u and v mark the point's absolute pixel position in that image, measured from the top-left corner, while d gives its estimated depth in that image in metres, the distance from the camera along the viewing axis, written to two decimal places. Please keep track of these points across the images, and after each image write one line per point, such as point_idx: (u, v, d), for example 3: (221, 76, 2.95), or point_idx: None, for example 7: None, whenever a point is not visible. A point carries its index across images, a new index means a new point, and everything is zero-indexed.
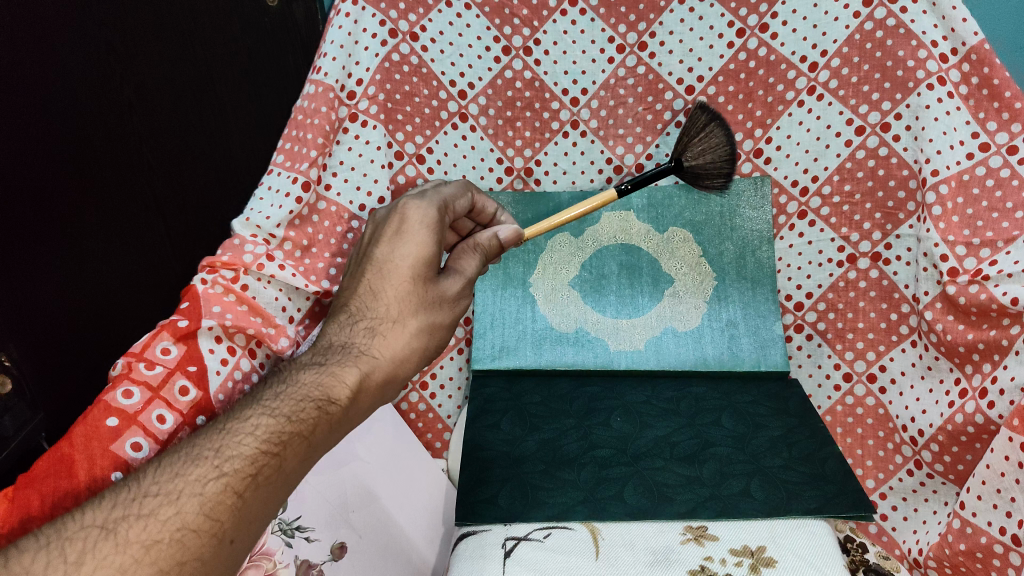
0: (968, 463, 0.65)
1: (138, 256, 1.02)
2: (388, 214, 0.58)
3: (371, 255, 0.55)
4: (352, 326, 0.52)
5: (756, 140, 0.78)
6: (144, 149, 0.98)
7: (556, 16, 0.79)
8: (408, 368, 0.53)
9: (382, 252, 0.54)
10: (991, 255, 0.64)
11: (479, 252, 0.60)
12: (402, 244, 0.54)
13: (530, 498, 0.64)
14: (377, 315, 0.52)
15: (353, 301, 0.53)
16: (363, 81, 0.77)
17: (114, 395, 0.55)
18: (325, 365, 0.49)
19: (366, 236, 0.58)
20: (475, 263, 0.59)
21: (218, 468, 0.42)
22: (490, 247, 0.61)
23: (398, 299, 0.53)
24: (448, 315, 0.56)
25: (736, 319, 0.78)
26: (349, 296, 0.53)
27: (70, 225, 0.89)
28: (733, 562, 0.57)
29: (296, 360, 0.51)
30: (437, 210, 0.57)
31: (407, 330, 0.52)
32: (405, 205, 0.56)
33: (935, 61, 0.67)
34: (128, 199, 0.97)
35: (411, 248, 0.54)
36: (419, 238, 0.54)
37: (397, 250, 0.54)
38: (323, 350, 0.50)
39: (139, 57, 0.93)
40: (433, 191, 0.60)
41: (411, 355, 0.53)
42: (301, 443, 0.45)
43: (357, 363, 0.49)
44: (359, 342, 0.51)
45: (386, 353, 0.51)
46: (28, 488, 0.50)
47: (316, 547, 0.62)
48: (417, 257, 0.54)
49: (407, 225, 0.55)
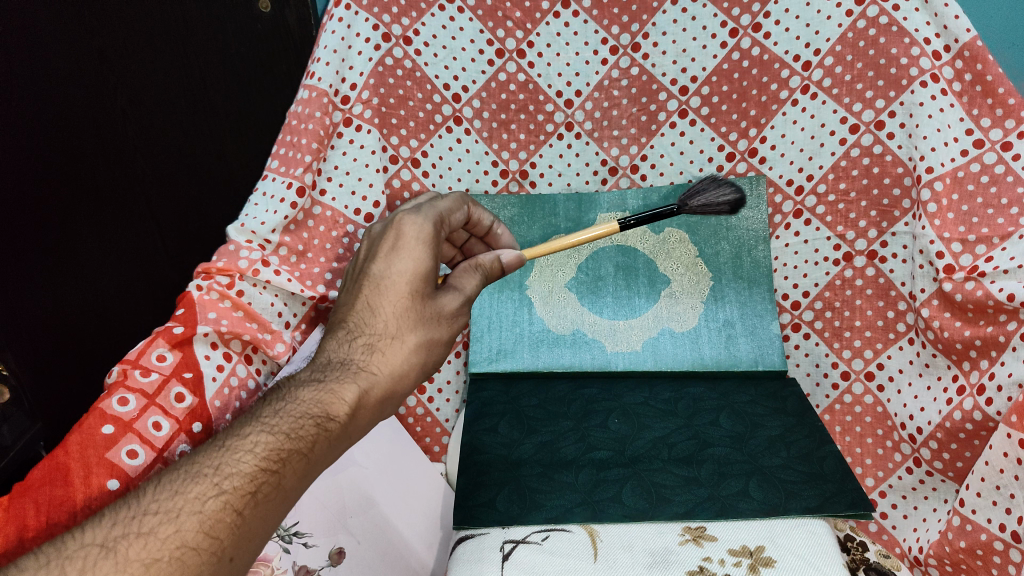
0: (967, 460, 0.65)
1: (133, 263, 1.02)
2: (385, 228, 0.57)
3: (368, 271, 0.55)
4: (349, 342, 0.51)
5: (750, 140, 0.78)
6: (138, 158, 0.96)
7: (549, 19, 0.79)
8: (408, 383, 0.53)
9: (379, 268, 0.54)
10: (987, 251, 0.64)
11: (478, 267, 0.60)
12: (398, 259, 0.54)
13: (528, 501, 0.64)
14: (375, 331, 0.51)
15: (351, 316, 0.53)
16: (357, 86, 0.76)
17: (109, 402, 0.54)
18: (324, 382, 0.48)
19: (363, 252, 0.58)
20: (472, 277, 0.59)
21: (219, 486, 0.41)
22: (491, 269, 0.60)
23: (394, 315, 0.52)
24: (443, 329, 0.55)
25: (734, 319, 0.78)
26: (347, 312, 0.53)
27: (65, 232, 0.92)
28: (732, 562, 0.56)
29: (295, 375, 0.50)
30: (432, 224, 0.57)
31: (404, 345, 0.52)
32: (400, 222, 0.56)
33: (928, 58, 0.67)
34: (123, 208, 0.97)
35: (408, 264, 0.54)
36: (416, 253, 0.54)
37: (393, 266, 0.54)
38: (322, 366, 0.50)
39: (131, 67, 0.90)
40: (429, 204, 0.59)
41: (410, 369, 0.52)
42: (300, 460, 0.45)
43: (354, 379, 0.49)
44: (355, 358, 0.50)
45: (383, 369, 0.51)
46: (24, 497, 0.49)
47: (314, 552, 0.62)
48: (414, 272, 0.53)
49: (403, 240, 0.55)
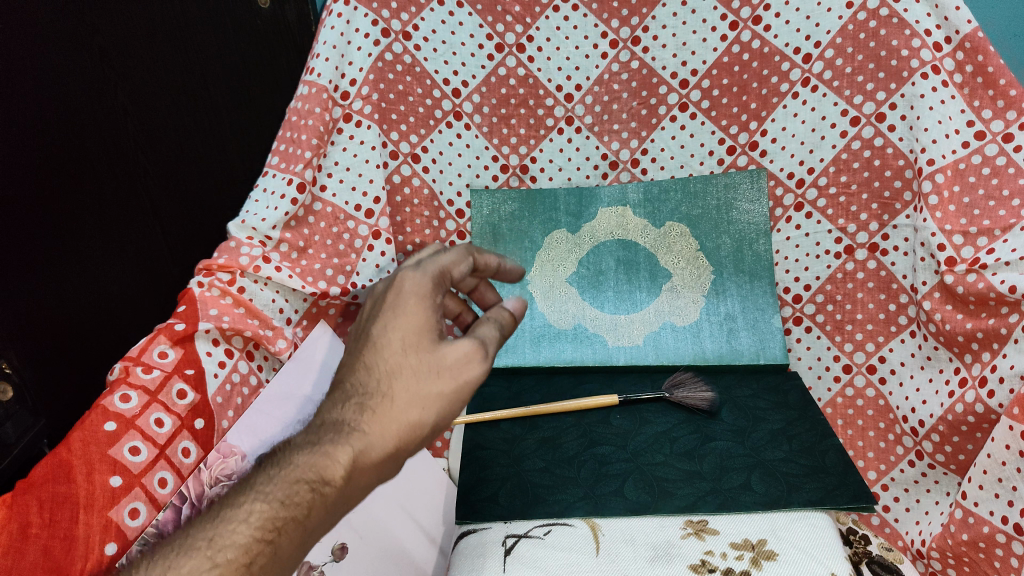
0: (969, 453, 0.64)
1: (137, 261, 0.89)
2: (383, 286, 0.49)
3: (365, 328, 0.47)
4: (342, 404, 0.45)
5: (750, 133, 0.78)
6: (141, 156, 0.86)
7: (549, 13, 0.80)
8: (413, 443, 0.45)
9: (376, 326, 0.46)
10: (988, 243, 0.64)
11: (494, 322, 0.49)
12: (394, 316, 0.46)
13: (531, 496, 0.64)
14: (371, 388, 0.44)
15: (348, 374, 0.46)
16: (356, 82, 0.77)
17: (111, 399, 0.54)
18: (319, 445, 0.42)
19: (362, 310, 0.49)
20: (489, 330, 0.48)
21: (211, 560, 0.38)
22: (504, 321, 0.50)
23: (391, 372, 0.45)
24: (455, 383, 0.45)
25: (735, 312, 0.79)
26: (345, 367, 0.46)
27: (65, 227, 0.77)
28: (734, 555, 0.55)
29: (291, 440, 0.45)
30: (433, 278, 0.48)
31: (403, 404, 0.44)
32: (396, 278, 0.48)
33: (929, 50, 0.67)
34: (125, 204, 0.85)
35: (405, 319, 0.46)
36: (413, 309, 0.46)
37: (389, 323, 0.46)
38: (316, 428, 0.44)
39: (132, 66, 0.82)
40: (430, 258, 0.50)
41: (412, 429, 0.44)
42: (297, 527, 0.41)
43: (349, 442, 0.42)
44: (350, 419, 0.43)
45: (378, 431, 0.43)
46: (27, 494, 0.48)
47: (316, 547, 0.60)
48: (413, 327, 0.46)
49: (400, 296, 0.47)
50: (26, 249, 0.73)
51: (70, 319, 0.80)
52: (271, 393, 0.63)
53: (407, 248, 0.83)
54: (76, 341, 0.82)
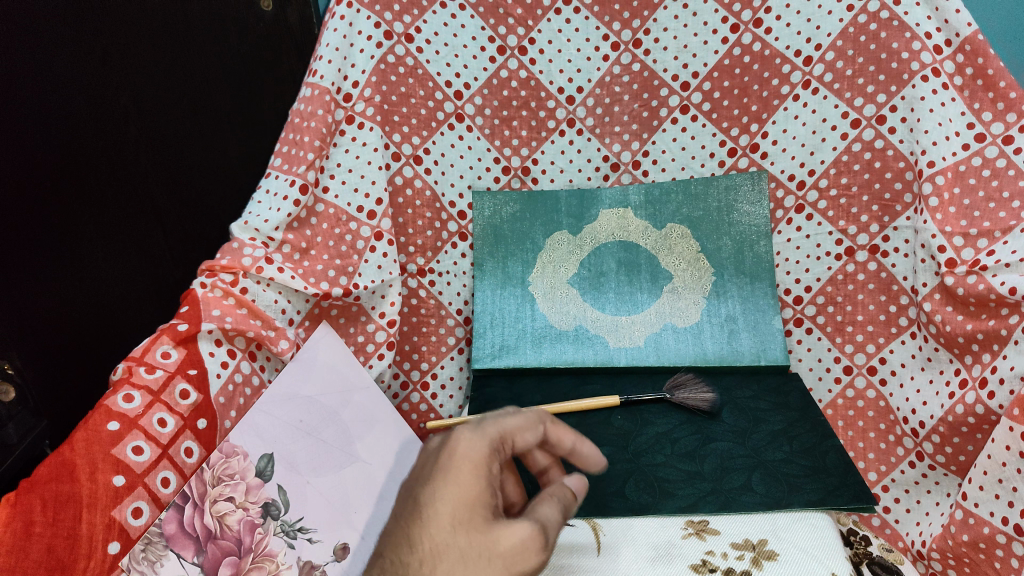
0: (970, 454, 0.64)
1: (138, 262, 0.89)
2: (438, 446, 0.46)
3: (411, 497, 0.43)
4: None
5: (751, 136, 0.79)
6: (142, 157, 0.86)
7: (550, 15, 0.80)
8: None
9: (421, 497, 0.43)
10: (988, 246, 0.63)
11: (557, 500, 0.46)
12: (442, 485, 0.42)
13: (532, 496, 0.63)
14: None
15: (385, 555, 0.41)
16: (359, 83, 0.77)
17: (114, 399, 0.54)
18: None
19: (412, 473, 0.47)
20: (551, 513, 0.45)
21: None
22: (564, 496, 0.47)
23: (433, 554, 0.40)
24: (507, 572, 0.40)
25: (736, 313, 0.79)
26: (382, 546, 0.42)
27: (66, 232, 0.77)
28: (734, 556, 0.55)
29: None
30: (490, 444, 0.45)
31: None
32: (450, 437, 0.46)
33: (929, 52, 0.67)
34: (125, 206, 0.85)
35: (455, 490, 0.42)
36: (465, 479, 0.43)
37: (436, 492, 0.42)
38: None
39: (134, 68, 0.83)
40: (491, 419, 0.48)
41: None
42: None
43: None
44: None
45: None
46: (30, 493, 0.48)
47: (319, 548, 0.59)
48: (463, 499, 0.42)
49: (452, 463, 0.43)
50: (33, 253, 0.73)
51: (70, 323, 0.80)
52: (274, 393, 0.64)
53: (409, 249, 0.83)
54: (83, 345, 0.82)
